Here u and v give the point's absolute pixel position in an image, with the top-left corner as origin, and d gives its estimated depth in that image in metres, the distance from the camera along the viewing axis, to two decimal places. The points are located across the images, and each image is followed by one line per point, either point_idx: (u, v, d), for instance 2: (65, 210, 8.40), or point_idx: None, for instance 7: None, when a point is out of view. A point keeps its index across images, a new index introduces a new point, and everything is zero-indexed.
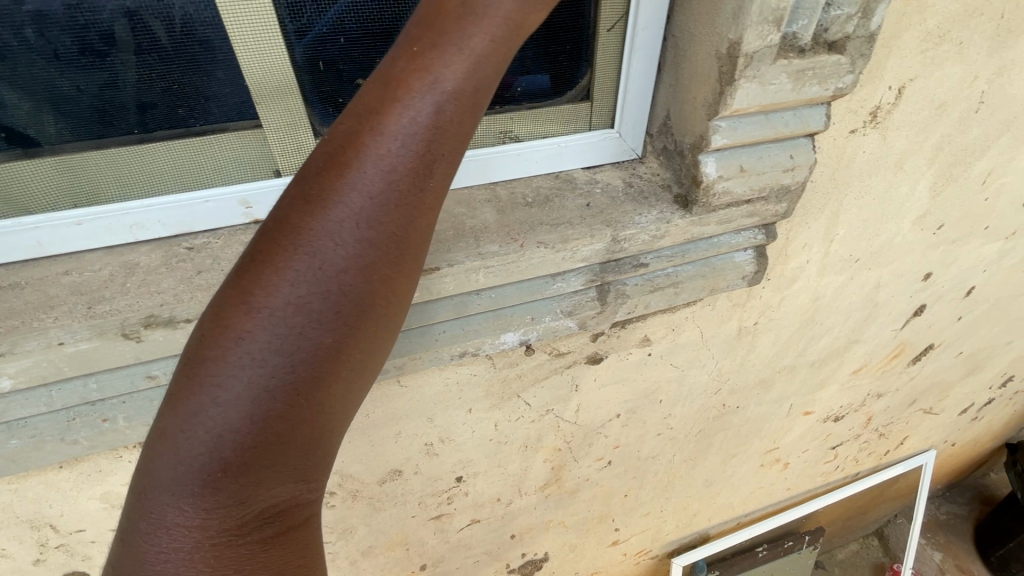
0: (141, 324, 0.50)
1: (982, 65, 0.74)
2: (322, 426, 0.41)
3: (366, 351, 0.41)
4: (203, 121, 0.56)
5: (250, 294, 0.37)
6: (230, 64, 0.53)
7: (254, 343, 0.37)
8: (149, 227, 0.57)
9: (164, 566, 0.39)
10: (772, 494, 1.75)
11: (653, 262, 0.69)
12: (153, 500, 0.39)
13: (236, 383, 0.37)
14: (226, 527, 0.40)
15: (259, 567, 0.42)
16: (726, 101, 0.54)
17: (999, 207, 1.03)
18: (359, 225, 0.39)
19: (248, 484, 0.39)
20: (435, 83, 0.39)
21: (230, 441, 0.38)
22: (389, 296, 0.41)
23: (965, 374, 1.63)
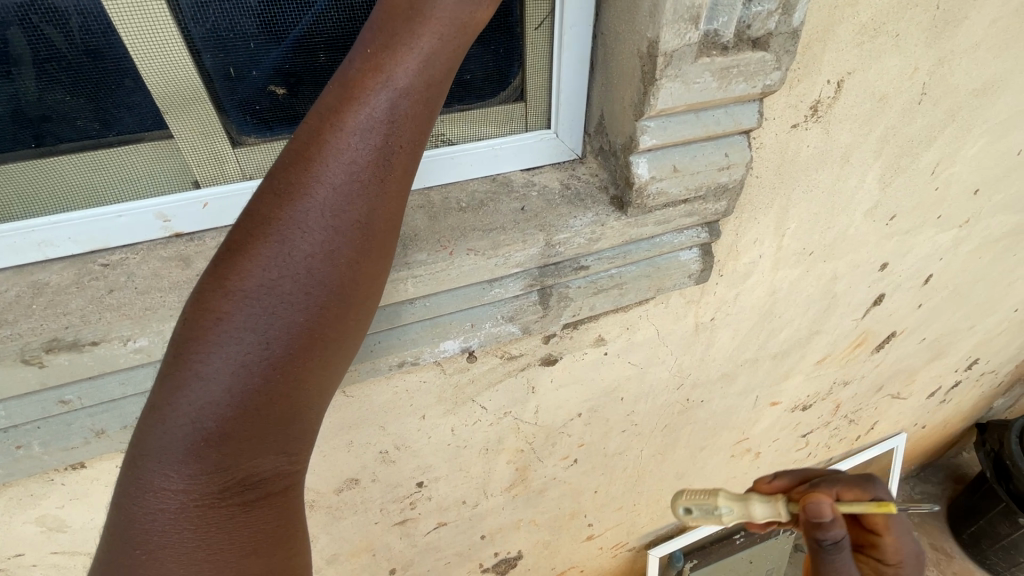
0: (44, 348, 0.48)
1: (920, 56, 0.74)
2: (298, 401, 0.44)
3: (337, 332, 0.43)
4: (113, 132, 0.54)
5: (227, 278, 0.40)
6: (135, 72, 0.51)
7: (231, 323, 0.40)
8: (59, 244, 0.55)
9: (151, 527, 0.42)
10: (746, 482, 1.77)
11: (594, 264, 0.68)
12: (142, 468, 0.42)
13: (216, 359, 0.40)
14: (209, 493, 0.43)
15: (242, 530, 0.45)
16: (650, 101, 0.53)
17: (951, 196, 1.03)
18: (325, 213, 0.41)
19: (229, 454, 0.42)
20: (391, 78, 0.41)
21: (211, 413, 0.41)
22: (359, 279, 0.43)
23: (930, 359, 1.66)
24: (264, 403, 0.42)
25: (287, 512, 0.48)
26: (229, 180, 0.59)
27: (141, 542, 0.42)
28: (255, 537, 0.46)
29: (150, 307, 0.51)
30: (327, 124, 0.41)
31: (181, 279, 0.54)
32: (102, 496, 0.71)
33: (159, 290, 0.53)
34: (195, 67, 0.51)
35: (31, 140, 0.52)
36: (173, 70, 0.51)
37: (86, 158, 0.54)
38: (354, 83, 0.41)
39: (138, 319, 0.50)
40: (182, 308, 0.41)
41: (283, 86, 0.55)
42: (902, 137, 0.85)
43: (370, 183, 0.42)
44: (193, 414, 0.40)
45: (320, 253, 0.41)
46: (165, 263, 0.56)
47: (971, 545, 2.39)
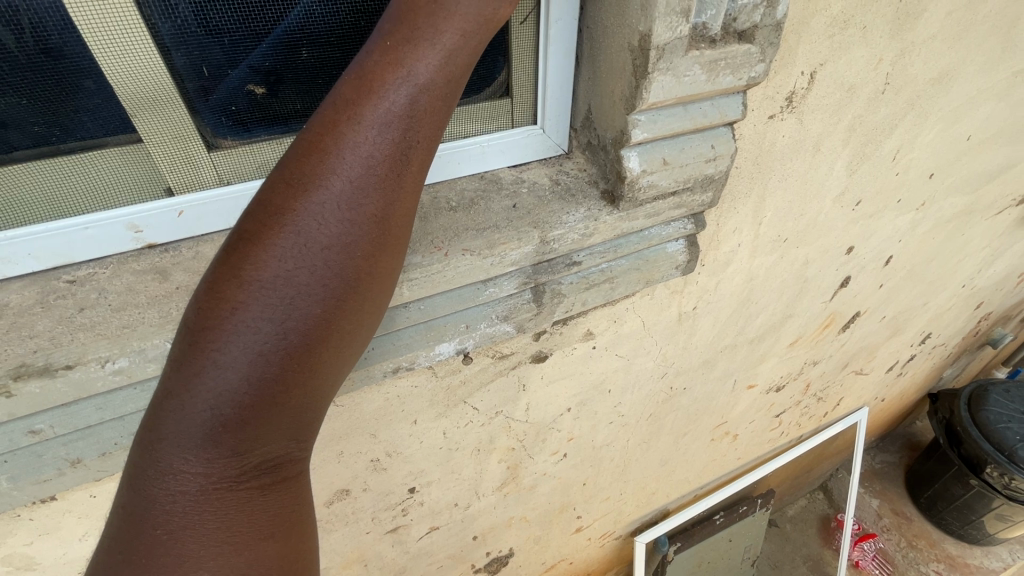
0: (10, 377, 0.43)
1: (884, 47, 0.77)
2: (312, 390, 0.43)
3: (354, 316, 0.43)
4: (73, 137, 0.49)
5: (243, 266, 0.39)
6: (97, 72, 0.46)
7: (251, 308, 0.39)
8: (18, 261, 0.50)
9: (170, 508, 0.40)
10: (724, 464, 1.82)
11: (586, 259, 0.68)
12: (159, 450, 0.40)
13: (236, 339, 0.39)
14: (228, 474, 0.42)
15: (259, 513, 0.43)
16: (642, 95, 0.53)
17: (909, 180, 1.09)
18: (345, 197, 0.41)
19: (248, 437, 0.41)
20: (413, 71, 0.41)
21: (233, 395, 0.40)
22: (375, 263, 0.43)
23: (890, 335, 1.75)
24: (285, 387, 0.41)
25: (301, 496, 0.47)
26: (205, 186, 0.55)
27: (161, 523, 0.40)
28: (272, 518, 0.44)
29: (128, 325, 0.47)
30: (349, 108, 0.41)
31: (160, 293, 0.50)
32: (75, 529, 0.67)
33: (136, 307, 0.49)
34: (165, 67, 0.48)
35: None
36: (140, 67, 0.47)
37: (46, 168, 0.49)
38: (371, 76, 0.41)
39: (116, 339, 0.46)
40: (196, 291, 0.40)
41: (263, 85, 0.52)
42: (868, 125, 0.88)
43: (389, 170, 0.42)
44: (211, 398, 0.39)
45: (341, 236, 0.41)
46: (140, 277, 0.52)
47: (928, 508, 2.53)
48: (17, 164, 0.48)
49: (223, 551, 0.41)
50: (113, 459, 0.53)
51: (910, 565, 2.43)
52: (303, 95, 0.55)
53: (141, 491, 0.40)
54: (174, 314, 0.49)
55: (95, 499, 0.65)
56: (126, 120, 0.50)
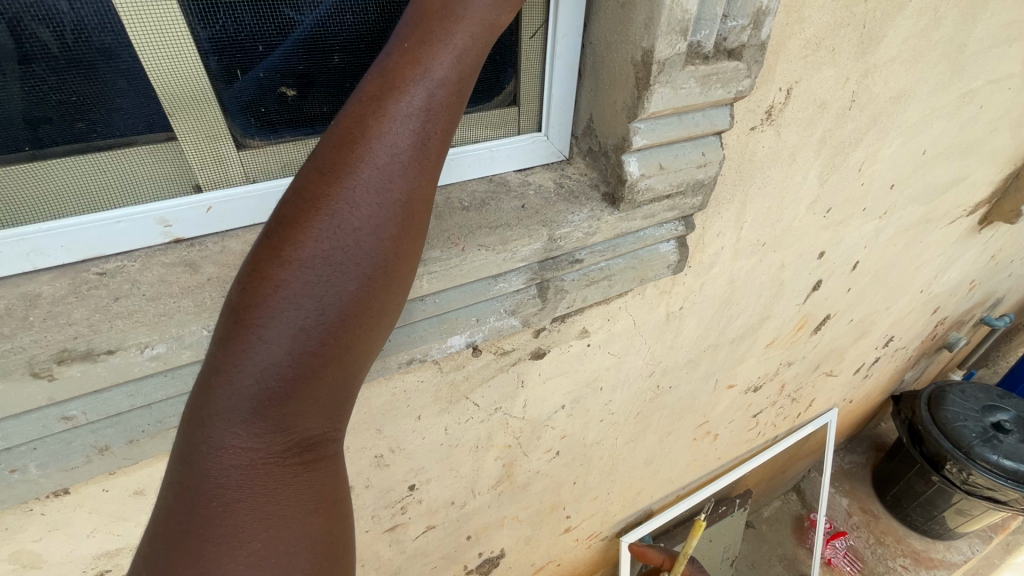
0: (54, 360, 0.45)
1: (851, 68, 0.85)
2: (346, 366, 0.46)
3: (384, 301, 0.46)
4: (106, 134, 0.51)
5: (283, 248, 0.41)
6: (134, 72, 0.49)
7: (292, 287, 0.42)
8: (49, 253, 0.52)
9: (224, 480, 0.44)
10: (705, 463, 1.89)
11: (588, 257, 0.72)
12: (208, 427, 0.43)
13: (278, 325, 0.42)
14: (274, 450, 0.45)
15: (303, 486, 0.47)
16: (644, 105, 0.58)
17: (873, 190, 1.18)
18: (376, 189, 0.43)
19: (290, 411, 0.45)
20: (433, 72, 0.44)
21: (277, 377, 0.43)
22: (404, 252, 0.46)
23: (856, 337, 1.85)
24: (322, 368, 0.44)
25: (337, 471, 0.51)
26: (232, 184, 0.58)
27: (216, 496, 0.44)
28: (315, 490, 0.48)
29: (165, 313, 0.49)
30: (374, 106, 0.43)
31: (191, 284, 0.53)
32: (85, 524, 0.67)
33: (170, 296, 0.51)
34: (202, 69, 0.51)
35: (9, 145, 0.48)
36: (179, 69, 0.50)
37: (81, 163, 0.51)
38: (392, 75, 0.44)
39: (155, 326, 0.48)
40: (240, 277, 0.43)
41: (294, 87, 0.56)
42: (837, 138, 0.96)
43: (413, 164, 0.45)
44: (258, 372, 0.42)
45: (370, 227, 0.43)
46: (170, 269, 0.54)
47: (894, 505, 2.65)
48: (53, 159, 0.50)
49: (276, 520, 0.45)
50: (138, 447, 0.55)
51: (880, 561, 2.54)
52: (330, 99, 0.58)
53: (194, 466, 0.44)
54: (209, 303, 0.51)
55: (107, 493, 0.66)
56: (159, 118, 0.52)
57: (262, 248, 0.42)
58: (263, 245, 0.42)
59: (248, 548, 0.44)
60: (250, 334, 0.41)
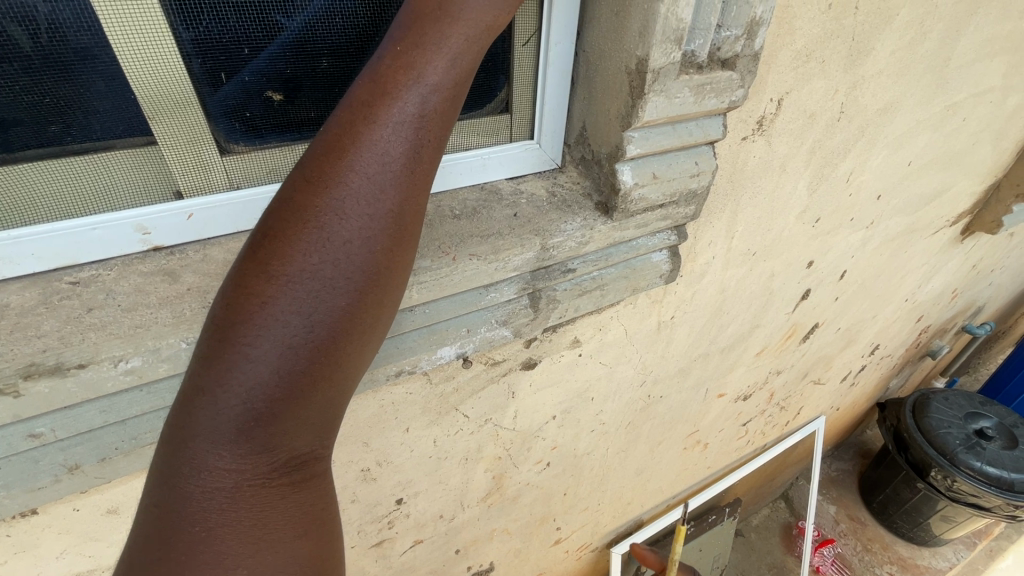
0: (20, 375, 0.42)
1: (840, 80, 0.86)
2: (335, 381, 0.45)
3: (374, 317, 0.46)
4: (81, 137, 0.49)
5: (271, 262, 0.41)
6: (111, 74, 0.47)
7: (279, 303, 0.41)
8: (19, 261, 0.49)
9: (207, 503, 0.43)
10: (695, 472, 1.88)
11: (580, 267, 0.71)
12: (190, 449, 0.42)
13: (263, 344, 0.41)
14: (260, 471, 0.44)
15: (291, 507, 0.46)
16: (638, 114, 0.58)
17: (861, 201, 1.19)
18: (365, 204, 0.42)
19: (277, 429, 0.44)
20: (423, 83, 0.43)
21: (262, 397, 0.42)
22: (394, 267, 0.45)
23: (843, 346, 1.87)
24: (308, 386, 0.43)
25: (325, 489, 0.50)
26: (215, 190, 0.56)
27: (198, 521, 0.42)
28: (302, 510, 0.47)
29: (142, 325, 0.47)
30: (362, 117, 0.42)
31: (169, 295, 0.50)
32: (53, 545, 0.63)
33: (147, 307, 0.49)
34: (185, 71, 0.49)
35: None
36: (160, 72, 0.48)
37: (54, 167, 0.49)
38: (384, 81, 0.42)
39: (130, 338, 0.46)
40: (226, 291, 0.42)
41: (281, 91, 0.54)
42: (825, 149, 0.97)
43: (402, 177, 0.44)
44: (244, 391, 0.41)
45: (359, 242, 0.42)
46: (148, 279, 0.52)
47: (880, 512, 2.67)
48: (25, 162, 0.48)
49: (262, 545, 0.45)
50: (112, 465, 0.52)
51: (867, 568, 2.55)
52: (319, 103, 0.56)
53: (175, 489, 0.42)
54: (188, 313, 0.49)
55: (78, 512, 0.63)
56: (138, 122, 0.50)
57: (248, 262, 0.41)
58: (249, 259, 0.41)
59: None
60: (233, 354, 0.40)
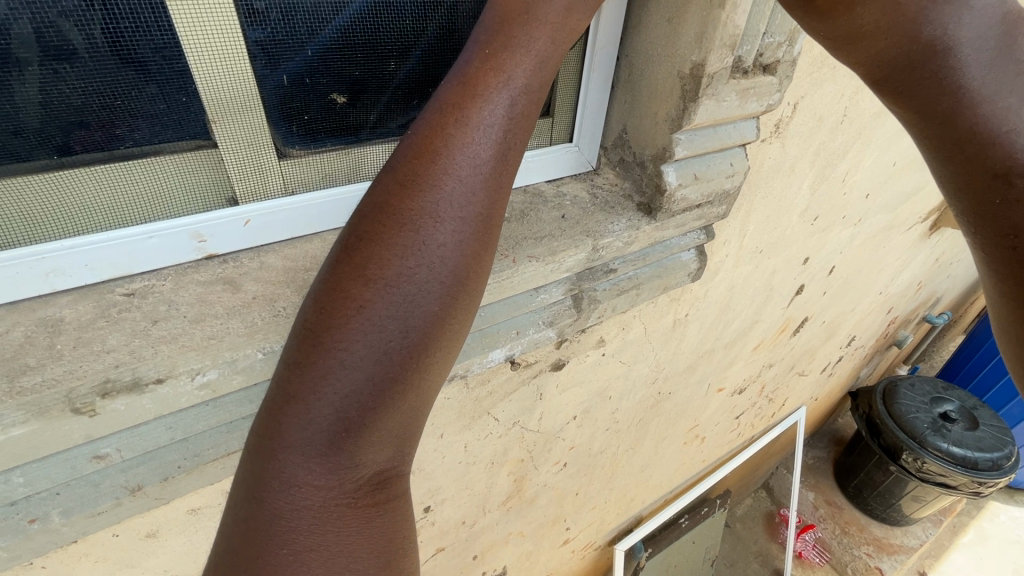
0: (97, 394, 0.40)
1: (846, 84, 0.91)
2: (424, 392, 0.41)
3: (464, 321, 0.42)
4: (128, 142, 0.47)
5: (368, 262, 0.38)
6: (163, 79, 0.45)
7: (376, 304, 0.37)
8: (72, 272, 0.47)
9: (295, 525, 0.39)
10: (691, 466, 1.92)
11: (620, 267, 0.73)
12: (278, 461, 0.39)
13: (359, 350, 0.37)
14: (347, 491, 0.40)
15: (374, 534, 0.41)
16: (689, 116, 0.60)
17: (853, 199, 1.26)
18: (458, 200, 0.40)
19: (366, 443, 0.40)
20: (513, 79, 0.41)
21: (354, 408, 0.38)
22: (483, 268, 0.42)
23: (826, 338, 1.95)
24: (398, 398, 0.40)
25: (408, 518, 0.44)
26: (271, 195, 0.54)
27: (284, 543, 0.38)
28: (387, 538, 0.42)
29: (214, 336, 0.45)
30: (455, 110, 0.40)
31: (235, 304, 0.49)
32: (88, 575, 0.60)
33: (215, 318, 0.47)
34: (251, 73, 0.48)
35: (23, 154, 0.43)
36: (220, 74, 0.46)
37: (104, 174, 0.46)
38: (474, 81, 0.41)
39: (206, 350, 0.44)
40: (320, 293, 0.39)
41: (345, 94, 0.53)
42: (829, 150, 1.02)
43: (493, 174, 0.41)
44: (336, 401, 0.38)
45: (453, 241, 0.39)
46: (208, 288, 0.50)
47: (855, 496, 2.73)
48: (74, 169, 0.45)
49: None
50: (173, 485, 0.50)
51: (846, 551, 2.56)
52: (378, 106, 0.56)
53: (263, 505, 0.39)
54: (260, 323, 0.47)
55: (117, 538, 0.59)
56: (192, 125, 0.48)
57: (343, 262, 0.38)
58: (344, 258, 0.38)
59: None
60: (328, 359, 0.37)
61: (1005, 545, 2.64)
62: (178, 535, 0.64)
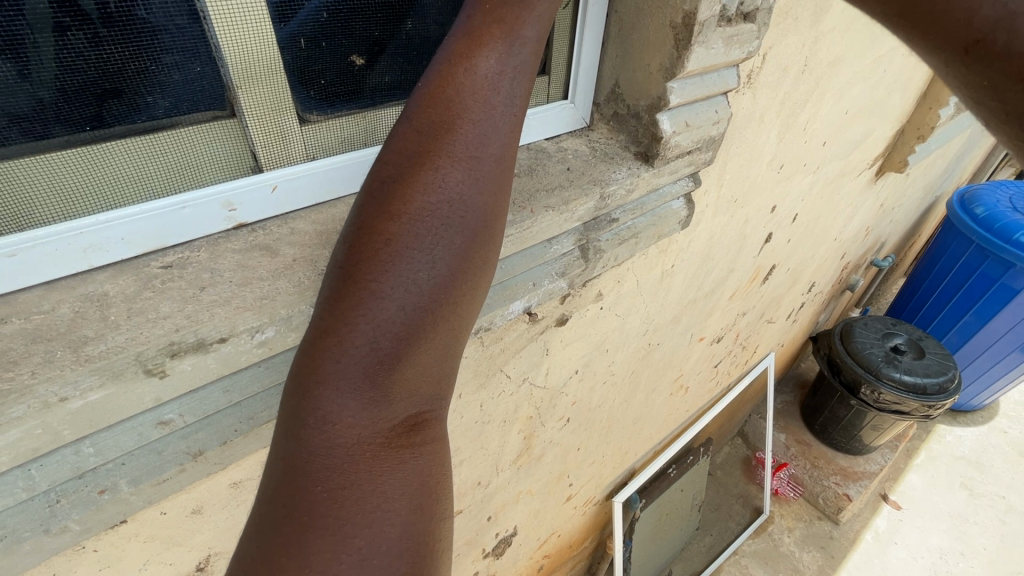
0: (166, 355, 0.41)
1: (807, 35, 0.98)
2: (452, 330, 0.40)
3: (485, 262, 0.41)
4: (144, 115, 0.46)
5: (393, 196, 0.37)
6: (178, 46, 0.45)
7: (401, 235, 0.37)
8: (108, 247, 0.47)
9: (328, 461, 0.37)
10: (677, 416, 2.03)
11: (622, 216, 0.77)
12: (312, 397, 0.37)
13: (392, 282, 0.37)
14: (379, 428, 0.39)
15: (409, 476, 0.39)
16: (682, 64, 0.65)
17: (813, 146, 1.35)
18: (477, 139, 0.40)
19: (399, 381, 0.39)
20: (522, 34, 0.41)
21: (390, 342, 0.38)
22: (498, 210, 0.42)
23: (791, 284, 2.08)
24: (430, 337, 0.39)
25: (442, 468, 0.42)
26: (293, 162, 0.56)
27: (317, 481, 0.36)
28: (421, 483, 0.39)
29: (266, 296, 0.47)
30: (468, 54, 0.40)
31: (277, 267, 0.50)
32: (139, 556, 0.60)
33: (261, 280, 0.48)
34: (273, 38, 0.49)
35: (40, 130, 0.42)
36: (242, 38, 0.47)
37: (126, 147, 0.46)
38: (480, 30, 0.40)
39: (262, 309, 0.45)
40: (346, 229, 0.38)
41: (363, 55, 0.55)
42: (793, 99, 1.09)
43: (503, 120, 0.41)
44: (369, 334, 0.37)
45: (472, 177, 0.39)
46: (246, 255, 0.51)
47: (821, 432, 2.80)
48: (96, 143, 0.45)
49: (377, 515, 0.36)
50: (231, 449, 0.51)
51: (817, 482, 2.67)
52: (390, 69, 0.58)
53: (298, 442, 0.37)
54: (307, 282, 0.49)
55: (165, 516, 0.59)
56: (205, 94, 0.49)
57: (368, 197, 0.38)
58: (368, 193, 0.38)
59: (351, 547, 0.34)
60: (359, 292, 0.36)
61: (954, 460, 2.89)
62: (223, 510, 0.64)
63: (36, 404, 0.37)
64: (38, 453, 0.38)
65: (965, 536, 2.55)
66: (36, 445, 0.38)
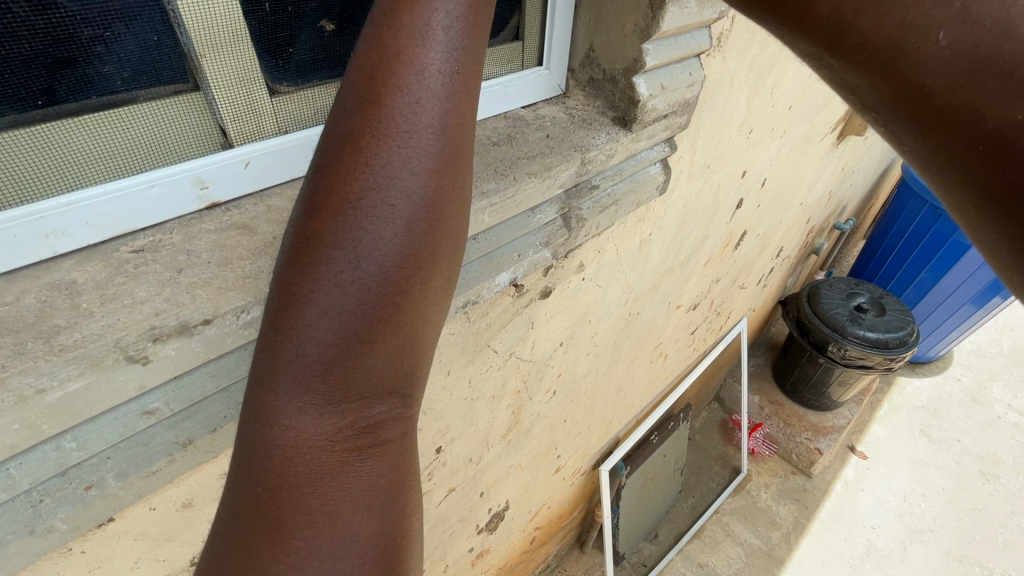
0: (149, 340, 0.39)
1: None
2: (404, 331, 0.35)
3: (442, 253, 0.35)
4: (98, 90, 0.43)
5: (331, 176, 0.32)
6: (129, 13, 0.42)
7: (337, 223, 0.32)
8: (73, 232, 0.44)
9: (270, 464, 0.34)
10: (658, 384, 2.07)
11: (602, 182, 0.77)
12: (257, 398, 0.34)
13: (323, 277, 0.32)
14: (326, 437, 0.35)
15: (358, 479, 0.36)
16: (657, 23, 0.65)
17: (779, 111, 1.37)
18: (421, 106, 0.33)
19: (343, 387, 0.34)
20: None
21: (326, 347, 0.33)
22: (455, 188, 0.35)
23: (761, 249, 2.13)
24: (379, 335, 0.34)
25: (400, 465, 0.39)
26: (266, 137, 0.53)
27: (262, 481, 0.34)
28: (372, 485, 0.36)
29: (250, 275, 0.45)
30: (403, 9, 0.32)
31: (257, 246, 0.48)
32: (128, 555, 0.57)
33: (241, 259, 0.46)
34: (236, 6, 0.46)
35: None
36: (203, 5, 0.44)
37: (81, 124, 0.43)
38: None
39: (246, 289, 0.44)
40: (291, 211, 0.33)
41: (333, 21, 0.53)
42: (760, 63, 1.11)
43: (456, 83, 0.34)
44: (305, 334, 0.32)
45: (416, 151, 0.33)
46: (223, 234, 0.49)
47: (792, 391, 2.92)
48: (48, 122, 0.42)
49: (320, 518, 0.34)
50: (221, 437, 0.49)
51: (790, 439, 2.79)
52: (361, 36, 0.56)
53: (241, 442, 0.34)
54: None
55: (154, 513, 0.57)
56: (163, 66, 0.46)
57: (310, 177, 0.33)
58: (312, 173, 0.33)
59: (291, 547, 0.33)
60: (294, 284, 0.32)
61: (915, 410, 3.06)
62: (214, 502, 0.62)
63: (11, 397, 0.34)
64: (17, 449, 0.36)
65: (925, 479, 2.73)
66: (14, 441, 0.36)
